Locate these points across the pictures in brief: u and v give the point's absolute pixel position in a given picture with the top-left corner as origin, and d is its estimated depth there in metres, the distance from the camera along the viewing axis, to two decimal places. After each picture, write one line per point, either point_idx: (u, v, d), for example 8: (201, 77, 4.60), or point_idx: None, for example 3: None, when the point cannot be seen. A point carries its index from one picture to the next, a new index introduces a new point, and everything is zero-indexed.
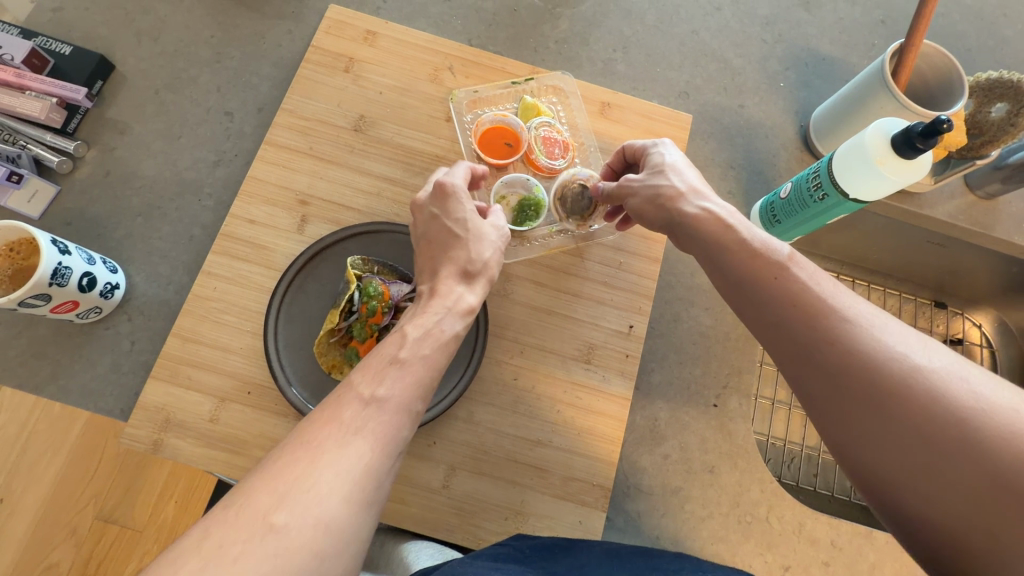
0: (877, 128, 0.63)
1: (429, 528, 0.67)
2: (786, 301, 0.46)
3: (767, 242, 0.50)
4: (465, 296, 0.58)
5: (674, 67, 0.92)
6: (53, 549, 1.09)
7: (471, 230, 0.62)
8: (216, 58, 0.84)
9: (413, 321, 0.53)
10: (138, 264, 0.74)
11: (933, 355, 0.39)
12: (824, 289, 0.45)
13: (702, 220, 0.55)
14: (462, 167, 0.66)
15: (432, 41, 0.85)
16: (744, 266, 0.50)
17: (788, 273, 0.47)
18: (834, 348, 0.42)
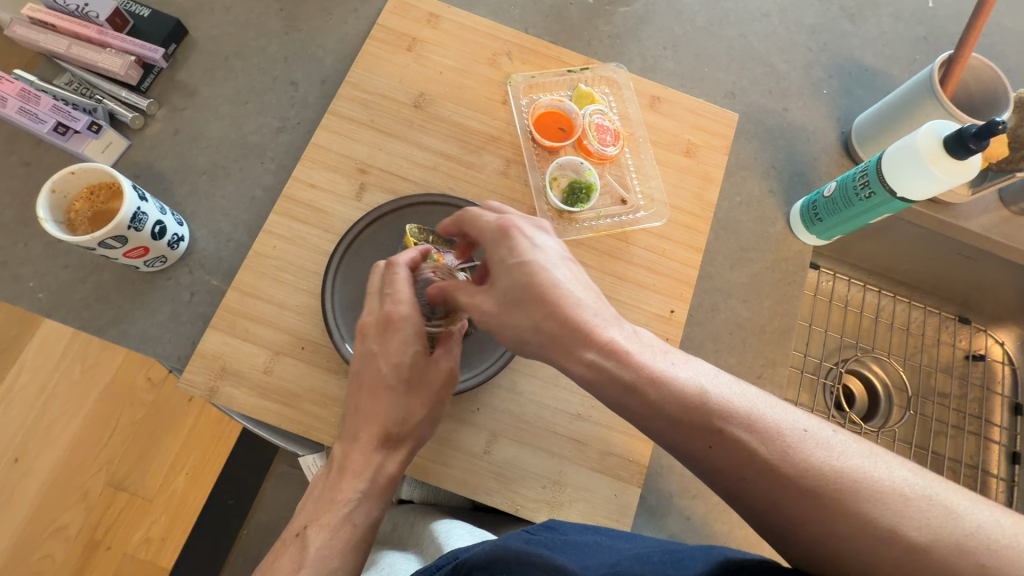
0: (928, 130, 0.65)
1: (468, 491, 0.68)
2: (736, 477, 0.41)
3: (689, 384, 0.44)
4: (385, 467, 0.59)
5: (722, 67, 0.95)
6: (67, 510, 1.16)
7: (407, 379, 0.61)
8: (284, 31, 0.87)
9: (318, 523, 0.56)
10: (201, 220, 0.77)
11: (911, 509, 0.36)
12: (769, 452, 0.40)
13: (599, 382, 0.46)
14: (404, 281, 0.62)
15: (492, 27, 0.88)
16: (676, 431, 0.43)
17: (727, 433, 0.41)
18: (807, 527, 0.38)
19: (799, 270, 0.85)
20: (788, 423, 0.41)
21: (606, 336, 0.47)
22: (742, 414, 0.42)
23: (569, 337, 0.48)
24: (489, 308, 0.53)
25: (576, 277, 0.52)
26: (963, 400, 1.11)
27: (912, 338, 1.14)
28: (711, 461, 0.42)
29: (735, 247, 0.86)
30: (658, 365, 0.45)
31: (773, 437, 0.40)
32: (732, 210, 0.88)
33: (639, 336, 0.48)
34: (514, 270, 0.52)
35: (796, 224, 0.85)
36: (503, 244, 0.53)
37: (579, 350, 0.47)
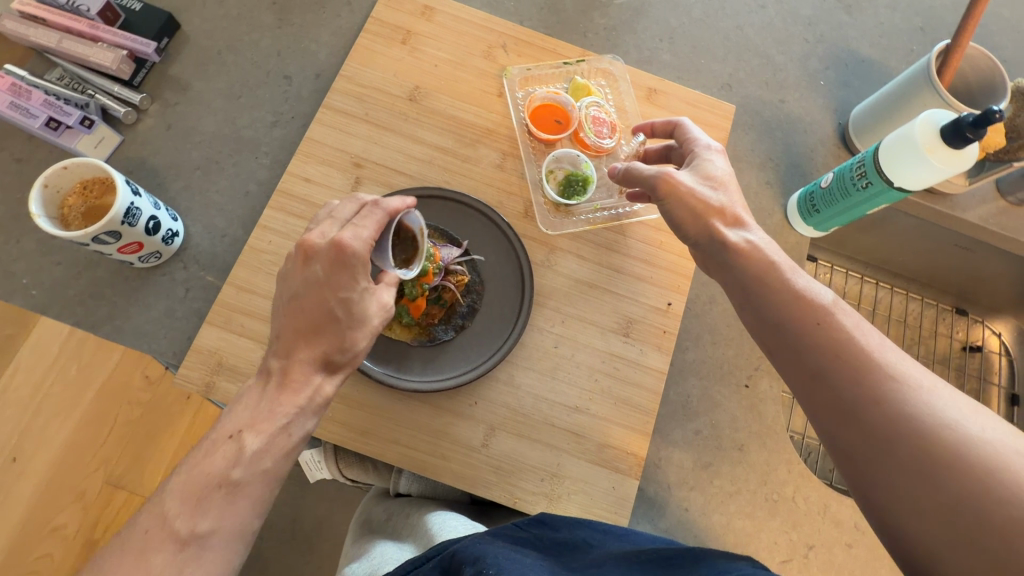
0: (926, 119, 0.65)
1: (467, 485, 0.68)
2: (823, 350, 0.44)
3: (808, 289, 0.49)
4: (324, 388, 0.53)
5: (718, 59, 0.95)
6: (62, 510, 1.08)
7: (356, 312, 0.54)
8: (278, 24, 0.87)
9: (250, 426, 0.48)
10: (195, 215, 0.77)
11: (986, 426, 0.37)
12: (869, 346, 0.43)
13: (748, 254, 0.53)
14: (374, 218, 0.55)
15: (487, 19, 0.87)
16: (785, 315, 0.48)
17: (836, 324, 0.45)
18: (872, 402, 0.40)
19: (796, 262, 0.85)
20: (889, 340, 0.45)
21: (750, 235, 0.55)
22: (851, 313, 0.46)
23: (725, 219, 0.56)
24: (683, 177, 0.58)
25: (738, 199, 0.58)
26: (960, 391, 1.12)
27: (910, 331, 1.14)
28: (807, 343, 0.46)
29: None
30: (788, 269, 0.51)
31: (871, 335, 0.44)
32: None
33: (776, 247, 0.53)
34: (711, 169, 0.59)
35: (794, 215, 0.85)
36: (710, 150, 0.62)
37: (735, 231, 0.55)
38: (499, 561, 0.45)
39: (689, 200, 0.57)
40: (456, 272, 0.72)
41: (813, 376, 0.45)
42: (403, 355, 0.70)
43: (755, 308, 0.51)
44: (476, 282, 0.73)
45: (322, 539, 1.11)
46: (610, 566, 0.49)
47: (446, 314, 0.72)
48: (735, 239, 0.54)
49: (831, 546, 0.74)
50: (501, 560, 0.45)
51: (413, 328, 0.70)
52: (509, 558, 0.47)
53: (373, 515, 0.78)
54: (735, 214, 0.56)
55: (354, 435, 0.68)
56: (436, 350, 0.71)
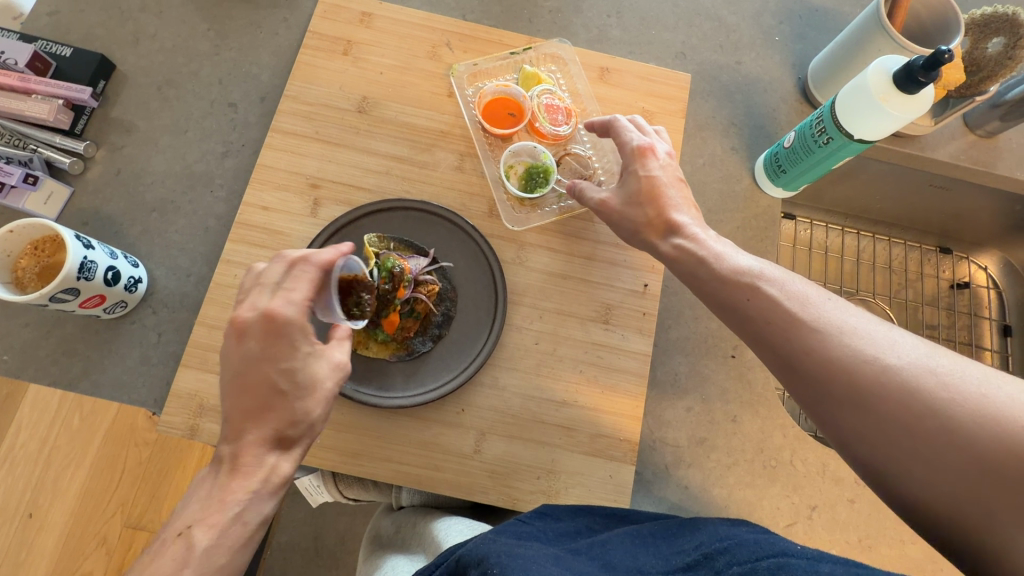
0: (877, 67, 0.64)
1: (464, 492, 0.68)
2: (757, 320, 0.49)
3: (737, 266, 0.54)
4: (280, 468, 0.51)
5: (670, 28, 0.93)
6: (83, 561, 0.93)
7: (302, 379, 0.52)
8: (215, 51, 0.84)
9: (204, 519, 0.46)
10: (158, 258, 0.75)
11: (901, 350, 0.41)
12: (795, 305, 0.48)
13: (676, 260, 0.59)
14: (305, 277, 0.54)
15: (428, 18, 0.85)
16: (722, 293, 0.53)
17: (762, 294, 0.50)
18: (808, 355, 0.45)
19: (770, 225, 0.84)
20: (815, 290, 0.49)
21: (690, 231, 0.60)
22: (775, 278, 0.51)
23: (664, 227, 0.62)
24: (616, 201, 0.66)
25: (685, 198, 0.64)
26: (952, 329, 1.12)
27: (895, 276, 1.14)
28: (744, 316, 0.51)
29: (704, 211, 0.84)
30: (720, 251, 0.56)
31: (796, 292, 0.49)
32: (696, 172, 0.86)
33: (718, 236, 0.58)
34: (641, 181, 0.64)
35: (762, 178, 0.84)
36: (637, 158, 0.65)
37: (666, 240, 0.61)
38: (503, 559, 0.44)
39: (624, 223, 0.65)
40: (426, 282, 0.71)
41: (756, 342, 0.49)
42: (384, 371, 0.69)
43: (701, 290, 0.56)
44: (448, 289, 0.72)
45: (339, 559, 1.11)
46: (615, 544, 0.50)
47: (422, 325, 0.71)
48: (667, 248, 0.60)
49: (834, 504, 0.74)
50: (503, 557, 0.45)
51: (390, 344, 0.70)
52: (513, 555, 0.45)
53: (382, 529, 0.79)
54: (668, 221, 0.61)
55: (345, 458, 0.68)
56: (416, 362, 0.70)
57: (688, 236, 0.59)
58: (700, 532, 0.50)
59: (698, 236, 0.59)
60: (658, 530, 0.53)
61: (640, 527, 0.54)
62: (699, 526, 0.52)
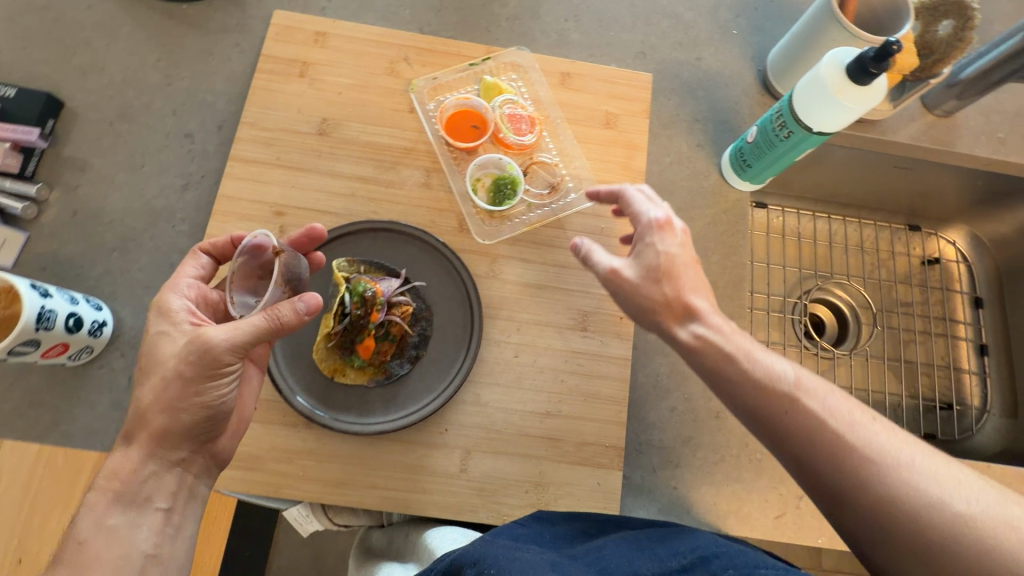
0: (831, 59, 0.64)
1: (453, 513, 0.68)
2: (802, 439, 0.48)
3: (773, 371, 0.52)
4: (125, 459, 0.52)
5: (628, 28, 0.93)
6: None
7: (147, 357, 0.54)
8: (167, 82, 0.82)
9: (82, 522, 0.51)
10: (122, 298, 0.73)
11: (958, 490, 0.43)
12: (844, 427, 0.48)
13: (700, 351, 0.56)
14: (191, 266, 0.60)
15: (384, 34, 0.84)
16: (759, 403, 0.51)
17: (805, 408, 0.49)
18: (866, 487, 0.45)
19: (739, 219, 0.84)
20: (855, 407, 0.50)
21: (709, 318, 0.57)
22: (815, 389, 0.50)
23: (680, 310, 0.58)
24: (629, 273, 0.60)
25: (699, 277, 0.60)
26: (926, 305, 1.15)
27: (866, 258, 1.16)
28: (786, 432, 0.50)
29: (675, 209, 0.84)
30: (750, 349, 0.55)
31: (839, 409, 0.49)
32: (664, 171, 0.86)
33: (737, 328, 0.57)
34: (659, 256, 0.59)
35: (728, 172, 0.85)
36: (654, 233, 0.59)
37: (686, 326, 0.57)
38: (500, 561, 0.44)
39: (631, 299, 0.59)
40: (399, 303, 0.70)
41: (795, 462, 0.49)
42: (363, 398, 0.68)
43: (730, 396, 0.54)
44: (423, 309, 0.71)
45: None
46: (612, 549, 0.50)
47: (399, 348, 0.70)
48: (686, 336, 0.57)
49: None
50: (500, 559, 0.45)
51: (368, 369, 0.69)
52: (511, 558, 0.45)
53: (375, 540, 0.78)
54: (682, 303, 0.58)
55: (330, 489, 0.67)
56: (395, 386, 0.69)
57: (709, 325, 0.57)
58: (696, 538, 0.49)
59: (721, 326, 0.56)
60: (649, 534, 0.53)
61: (629, 534, 0.54)
62: (693, 532, 0.51)
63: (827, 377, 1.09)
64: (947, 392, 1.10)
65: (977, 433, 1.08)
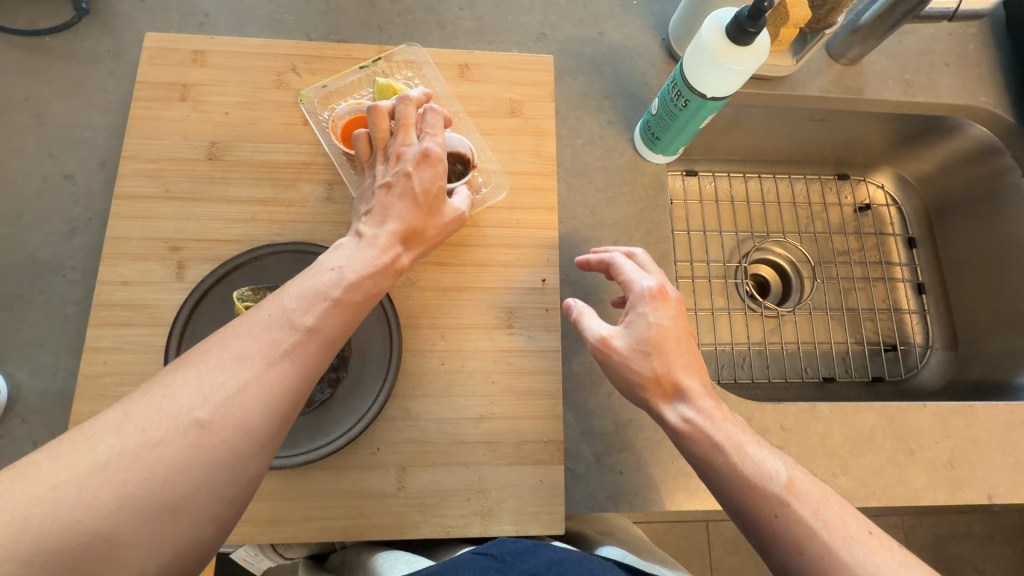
0: (712, 23, 0.63)
1: (395, 533, 0.66)
2: (791, 549, 0.48)
3: (766, 469, 0.52)
4: (401, 260, 0.60)
5: (526, 10, 0.90)
6: None
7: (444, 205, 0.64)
8: (39, 121, 0.77)
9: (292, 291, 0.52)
10: (15, 360, 0.68)
11: None
12: (837, 541, 0.47)
13: (688, 435, 0.55)
14: (441, 125, 0.66)
15: (267, 45, 0.80)
16: (746, 501, 0.51)
17: (792, 512, 0.49)
18: None
19: (658, 193, 0.83)
20: (852, 519, 0.49)
21: (699, 402, 0.57)
22: (808, 494, 0.50)
23: (669, 391, 0.57)
24: (619, 344, 0.59)
25: (692, 355, 0.59)
26: (863, 252, 1.16)
27: (800, 213, 1.17)
28: (773, 538, 0.49)
29: (592, 191, 0.82)
30: (743, 440, 0.54)
31: (831, 520, 0.48)
32: (578, 154, 0.84)
33: (729, 414, 0.57)
34: (649, 328, 0.59)
35: (641, 147, 0.83)
36: (649, 304, 0.60)
37: (674, 407, 0.57)
38: None
39: (620, 369, 0.59)
40: None
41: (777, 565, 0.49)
42: (287, 430, 0.66)
43: (718, 489, 0.54)
44: None
45: None
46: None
47: None
48: (675, 419, 0.57)
49: None
50: None
51: None
52: None
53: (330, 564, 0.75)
54: (672, 382, 0.57)
55: (262, 528, 0.64)
56: (319, 413, 0.67)
57: (697, 408, 0.56)
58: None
59: (710, 410, 0.56)
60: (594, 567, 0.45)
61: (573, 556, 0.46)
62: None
63: (775, 336, 1.10)
64: (891, 333, 1.12)
65: (923, 370, 1.10)
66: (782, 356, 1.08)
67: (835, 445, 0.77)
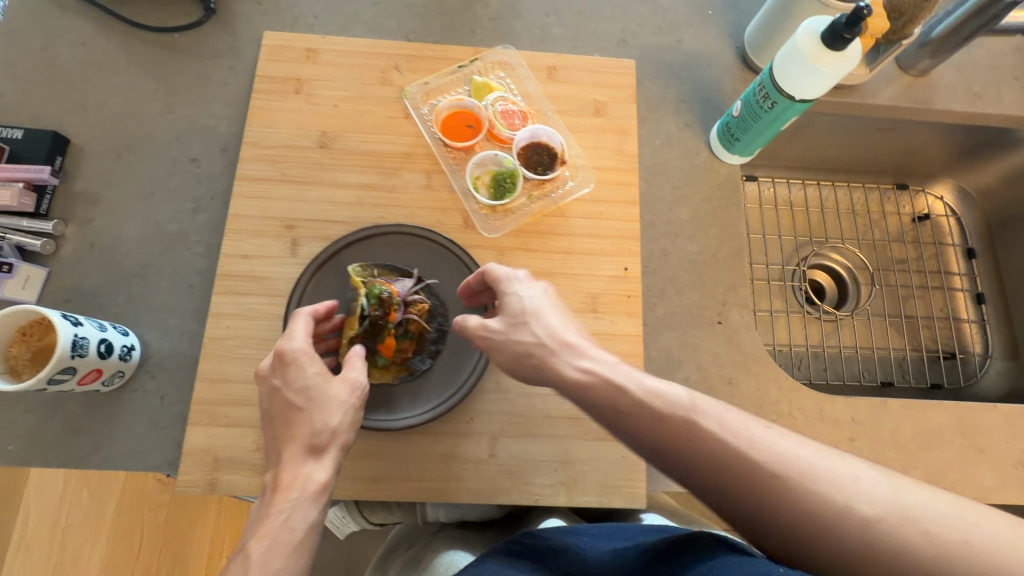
0: (806, 29, 0.67)
1: (486, 498, 0.70)
2: (718, 468, 0.49)
3: (669, 399, 0.53)
4: (316, 474, 0.57)
5: (608, 18, 0.95)
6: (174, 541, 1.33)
7: (307, 399, 0.61)
8: (168, 109, 0.84)
9: (299, 433, 0.59)
10: (147, 322, 0.75)
11: (870, 492, 0.46)
12: (743, 444, 0.49)
13: (590, 385, 0.56)
14: (302, 323, 0.64)
15: (372, 45, 0.87)
16: (664, 436, 0.52)
17: (703, 432, 0.51)
18: (789, 508, 0.46)
19: (732, 192, 0.87)
20: (744, 423, 0.51)
21: (593, 354, 0.58)
22: (708, 411, 0.52)
23: (566, 347, 0.59)
24: (494, 325, 0.62)
25: (564, 315, 0.62)
26: (920, 261, 1.18)
27: (857, 220, 1.20)
28: (699, 463, 0.50)
29: (669, 188, 0.87)
30: (628, 379, 0.55)
31: (740, 436, 0.50)
32: (656, 153, 0.89)
33: (615, 357, 0.58)
34: (528, 303, 0.62)
35: (717, 148, 0.87)
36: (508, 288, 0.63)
37: (573, 362, 0.58)
38: None
39: (521, 328, 0.60)
40: (416, 301, 0.73)
41: (713, 501, 0.50)
42: (391, 395, 0.71)
43: (628, 433, 0.53)
44: (438, 305, 0.74)
45: None
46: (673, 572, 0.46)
47: (418, 344, 0.73)
48: (574, 369, 0.57)
49: (837, 445, 0.78)
50: None
51: (391, 368, 0.72)
52: None
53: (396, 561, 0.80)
54: (566, 338, 0.59)
55: (366, 485, 0.69)
56: (420, 382, 0.72)
57: (592, 360, 0.58)
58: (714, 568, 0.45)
59: (604, 359, 0.58)
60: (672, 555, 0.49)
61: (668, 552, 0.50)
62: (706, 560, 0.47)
63: (832, 339, 1.12)
64: (949, 342, 1.13)
65: (982, 379, 1.11)
66: (839, 358, 1.10)
67: (904, 440, 0.79)
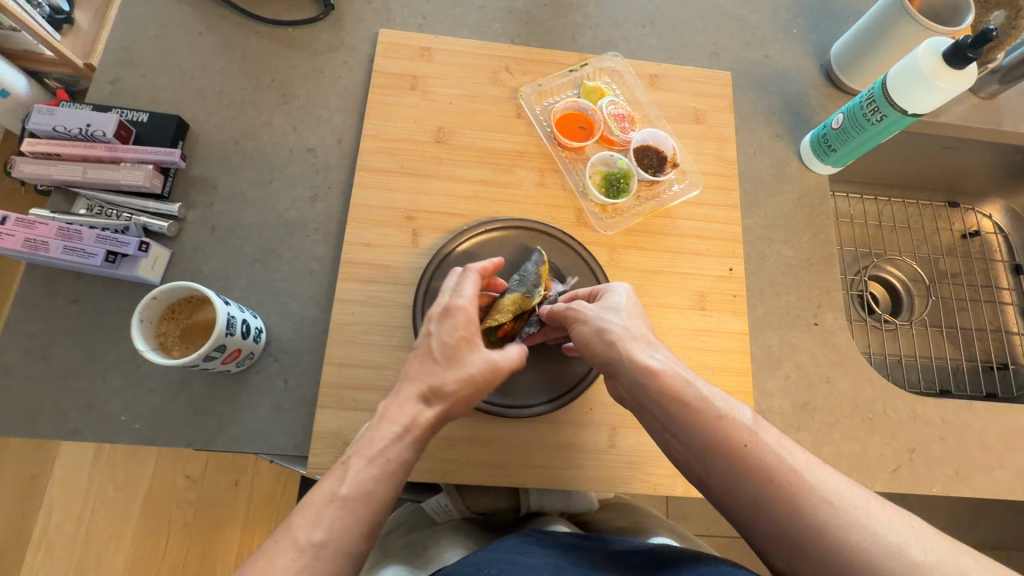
0: (927, 48, 0.72)
1: (607, 486, 0.72)
2: (762, 476, 0.49)
3: (729, 408, 0.53)
4: (422, 417, 0.55)
5: (700, 31, 1.00)
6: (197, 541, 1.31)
7: (451, 356, 0.59)
8: (284, 100, 0.86)
9: (416, 379, 0.58)
10: (269, 307, 0.76)
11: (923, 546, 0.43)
12: (794, 466, 0.49)
13: (661, 377, 0.56)
14: (471, 281, 0.64)
15: (484, 47, 0.90)
16: (718, 437, 0.52)
17: (760, 442, 0.51)
18: (824, 537, 0.45)
19: (821, 200, 0.91)
20: (801, 452, 0.51)
21: (660, 354, 0.59)
22: (771, 432, 0.52)
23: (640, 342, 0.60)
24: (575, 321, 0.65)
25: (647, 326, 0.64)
26: (972, 275, 1.23)
27: (911, 235, 1.25)
28: (745, 466, 0.50)
29: (763, 195, 0.91)
30: (696, 384, 0.56)
31: (792, 457, 0.50)
32: (750, 161, 0.92)
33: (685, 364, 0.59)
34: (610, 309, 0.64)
35: (809, 158, 0.92)
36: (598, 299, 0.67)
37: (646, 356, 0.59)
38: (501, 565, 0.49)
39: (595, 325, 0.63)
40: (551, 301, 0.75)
41: (750, 514, 0.49)
42: (518, 385, 0.74)
43: (681, 428, 0.54)
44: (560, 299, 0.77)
45: None
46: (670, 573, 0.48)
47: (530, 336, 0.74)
48: (648, 362, 0.58)
49: (930, 445, 0.81)
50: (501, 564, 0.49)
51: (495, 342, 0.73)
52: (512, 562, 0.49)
53: (390, 546, 0.80)
54: (640, 337, 0.61)
55: (493, 472, 0.71)
56: (545, 373, 0.75)
57: (663, 356, 0.59)
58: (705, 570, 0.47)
59: (676, 362, 0.59)
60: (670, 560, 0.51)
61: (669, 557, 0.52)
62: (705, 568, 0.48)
63: (892, 346, 1.16)
64: (1001, 354, 1.18)
65: None
66: (900, 365, 1.14)
67: (992, 441, 0.82)
